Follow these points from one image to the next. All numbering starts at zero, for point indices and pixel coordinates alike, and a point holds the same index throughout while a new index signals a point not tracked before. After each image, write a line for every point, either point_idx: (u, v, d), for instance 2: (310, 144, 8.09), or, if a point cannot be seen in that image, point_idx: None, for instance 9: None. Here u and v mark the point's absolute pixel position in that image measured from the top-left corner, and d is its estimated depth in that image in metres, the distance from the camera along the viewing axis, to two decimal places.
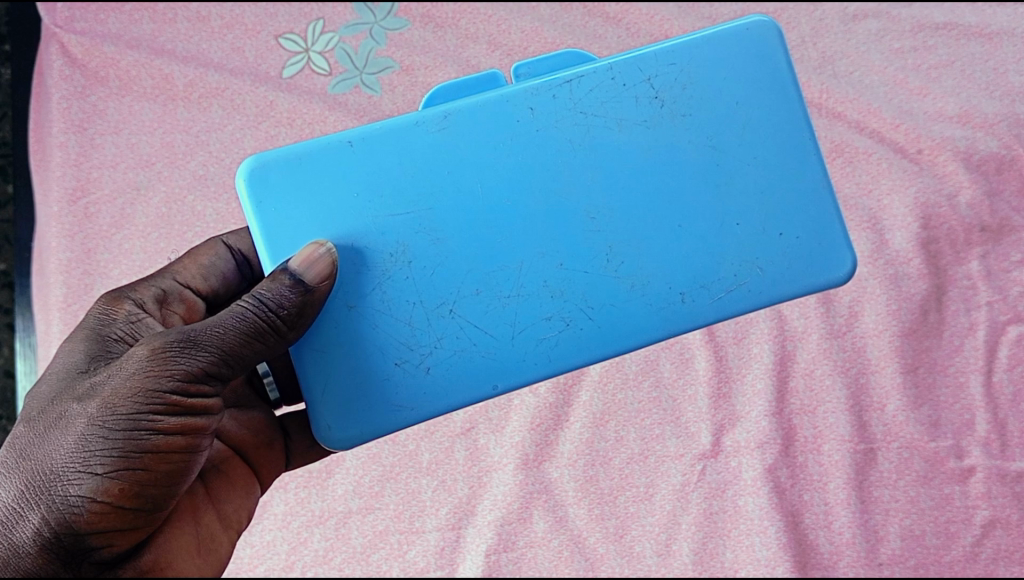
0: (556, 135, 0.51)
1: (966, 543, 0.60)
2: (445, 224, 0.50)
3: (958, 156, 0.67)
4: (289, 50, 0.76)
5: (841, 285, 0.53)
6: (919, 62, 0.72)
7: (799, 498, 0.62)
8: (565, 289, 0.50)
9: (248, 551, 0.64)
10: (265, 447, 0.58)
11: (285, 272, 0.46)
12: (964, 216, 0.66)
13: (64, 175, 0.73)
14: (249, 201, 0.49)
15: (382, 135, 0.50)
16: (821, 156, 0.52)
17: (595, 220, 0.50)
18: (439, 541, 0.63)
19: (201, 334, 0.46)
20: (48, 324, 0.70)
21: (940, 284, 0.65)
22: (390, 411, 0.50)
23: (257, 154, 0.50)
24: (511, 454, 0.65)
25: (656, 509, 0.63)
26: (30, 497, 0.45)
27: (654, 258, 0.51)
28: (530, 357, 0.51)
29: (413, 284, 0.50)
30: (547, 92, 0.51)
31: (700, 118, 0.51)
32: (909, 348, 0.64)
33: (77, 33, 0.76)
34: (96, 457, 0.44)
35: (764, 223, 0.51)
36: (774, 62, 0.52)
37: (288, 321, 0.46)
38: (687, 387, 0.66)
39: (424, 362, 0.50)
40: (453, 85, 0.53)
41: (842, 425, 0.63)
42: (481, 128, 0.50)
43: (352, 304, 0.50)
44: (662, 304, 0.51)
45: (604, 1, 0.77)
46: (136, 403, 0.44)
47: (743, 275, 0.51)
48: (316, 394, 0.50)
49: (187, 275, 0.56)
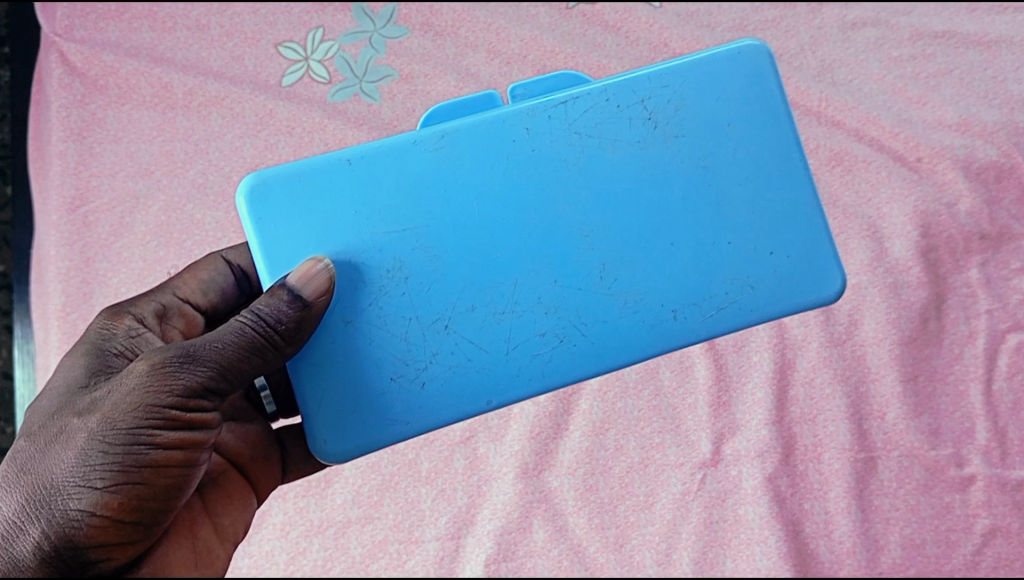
0: (550, 155, 0.51)
1: (966, 552, 0.60)
2: (441, 242, 0.50)
3: (958, 164, 0.68)
4: (289, 58, 0.76)
5: (830, 303, 0.53)
6: (919, 70, 0.72)
7: (799, 507, 0.62)
8: (558, 306, 0.50)
9: (246, 561, 0.64)
10: (262, 460, 0.58)
11: (283, 288, 0.46)
12: (963, 225, 0.66)
13: (63, 183, 0.72)
14: (247, 217, 0.49)
15: (379, 153, 0.50)
16: (812, 176, 0.52)
17: (590, 238, 0.50)
18: (438, 551, 0.63)
19: (201, 349, 0.45)
20: (46, 333, 0.70)
21: (940, 292, 0.65)
22: (384, 425, 0.50)
23: (257, 171, 0.49)
24: (510, 463, 0.65)
25: (656, 518, 0.63)
26: (31, 511, 0.45)
27: (646, 276, 0.51)
28: (523, 373, 0.50)
29: (409, 299, 0.50)
30: (542, 113, 0.51)
31: (692, 139, 0.51)
32: (909, 357, 0.64)
33: (77, 41, 0.76)
34: (96, 471, 0.44)
35: (756, 241, 0.51)
36: (766, 85, 0.52)
37: (286, 336, 0.46)
38: (687, 396, 0.66)
39: (419, 376, 0.50)
40: (449, 105, 0.52)
41: (842, 434, 0.63)
42: (476, 147, 0.50)
43: (348, 318, 0.49)
44: (655, 321, 0.51)
45: (603, 10, 0.77)
46: (136, 418, 0.44)
47: (735, 292, 0.51)
48: (311, 407, 0.49)
49: (186, 290, 0.56)
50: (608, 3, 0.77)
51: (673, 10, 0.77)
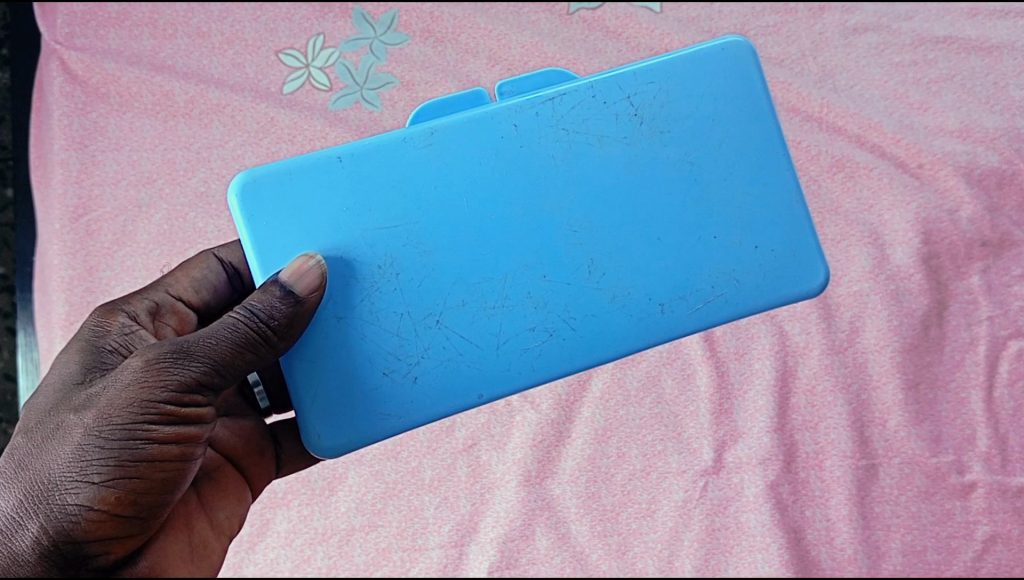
0: (539, 150, 0.51)
1: (967, 559, 0.60)
2: (431, 237, 0.50)
3: (959, 171, 0.67)
4: (289, 65, 0.76)
5: (814, 297, 0.53)
6: (919, 75, 0.72)
7: (801, 514, 0.63)
8: (548, 300, 0.50)
9: (251, 570, 0.64)
10: (256, 455, 0.58)
11: (275, 284, 0.46)
12: (965, 232, 0.66)
13: (66, 192, 0.73)
14: (240, 216, 0.49)
15: (370, 151, 0.50)
16: (796, 173, 0.52)
17: (577, 233, 0.51)
18: (441, 559, 0.64)
19: (194, 345, 0.46)
20: (51, 343, 0.70)
21: (941, 299, 0.65)
22: (378, 419, 0.49)
23: (249, 169, 0.49)
24: (513, 471, 0.65)
25: (659, 525, 0.63)
26: (29, 506, 0.45)
27: (634, 269, 0.51)
28: (514, 366, 0.50)
29: (401, 295, 0.49)
30: (530, 110, 0.51)
31: (678, 136, 0.51)
32: (910, 364, 0.65)
33: (77, 49, 0.76)
34: (93, 466, 0.44)
35: (740, 236, 0.52)
36: (748, 82, 0.52)
37: (279, 331, 0.46)
38: (689, 403, 0.66)
39: (412, 371, 0.50)
40: (438, 103, 0.52)
41: (843, 441, 0.64)
42: (466, 143, 0.50)
43: (340, 314, 0.49)
44: (642, 315, 0.51)
45: (604, 17, 0.78)
46: (132, 413, 0.44)
47: (721, 286, 0.51)
48: (305, 403, 0.49)
49: (178, 288, 0.56)
50: (608, 9, 0.78)
51: (673, 16, 0.77)
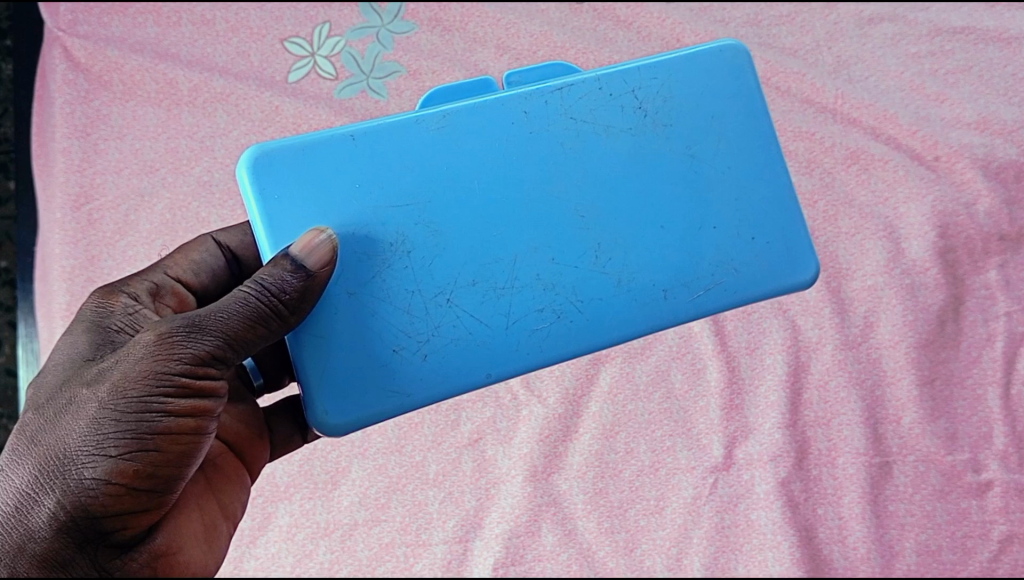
0: (549, 136, 0.50)
1: (982, 559, 0.58)
2: (444, 216, 0.48)
3: (976, 164, 0.63)
4: (295, 53, 0.75)
5: (806, 290, 0.53)
6: (936, 67, 0.69)
7: (813, 512, 0.61)
8: (556, 282, 0.49)
9: (252, 564, 0.63)
10: (257, 438, 0.57)
11: (286, 257, 0.45)
12: (982, 225, 0.62)
13: (68, 181, 0.72)
14: (251, 189, 0.47)
15: (382, 130, 0.48)
16: (789, 170, 0.52)
17: (587, 219, 0.49)
18: (446, 555, 0.62)
19: (206, 319, 0.44)
20: (52, 333, 0.69)
21: (957, 294, 0.63)
22: (386, 395, 0.48)
23: (260, 143, 0.48)
24: (520, 466, 0.64)
25: (667, 522, 0.62)
26: (45, 481, 0.44)
27: (640, 254, 0.50)
28: (520, 348, 0.49)
29: (412, 272, 0.48)
30: (540, 98, 0.50)
31: (680, 130, 0.51)
32: (926, 360, 0.63)
33: (80, 36, 0.75)
34: (109, 439, 0.43)
35: (738, 226, 0.51)
36: (743, 83, 0.52)
37: (290, 306, 0.45)
38: (698, 398, 0.65)
39: (422, 349, 0.48)
40: (448, 88, 0.52)
41: (857, 438, 0.62)
42: (477, 127, 0.49)
43: (351, 290, 0.48)
44: (646, 300, 0.50)
45: (615, 5, 0.76)
46: (147, 386, 0.43)
47: (721, 275, 0.50)
48: (312, 378, 0.47)
49: (177, 270, 0.55)
50: None
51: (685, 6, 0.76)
